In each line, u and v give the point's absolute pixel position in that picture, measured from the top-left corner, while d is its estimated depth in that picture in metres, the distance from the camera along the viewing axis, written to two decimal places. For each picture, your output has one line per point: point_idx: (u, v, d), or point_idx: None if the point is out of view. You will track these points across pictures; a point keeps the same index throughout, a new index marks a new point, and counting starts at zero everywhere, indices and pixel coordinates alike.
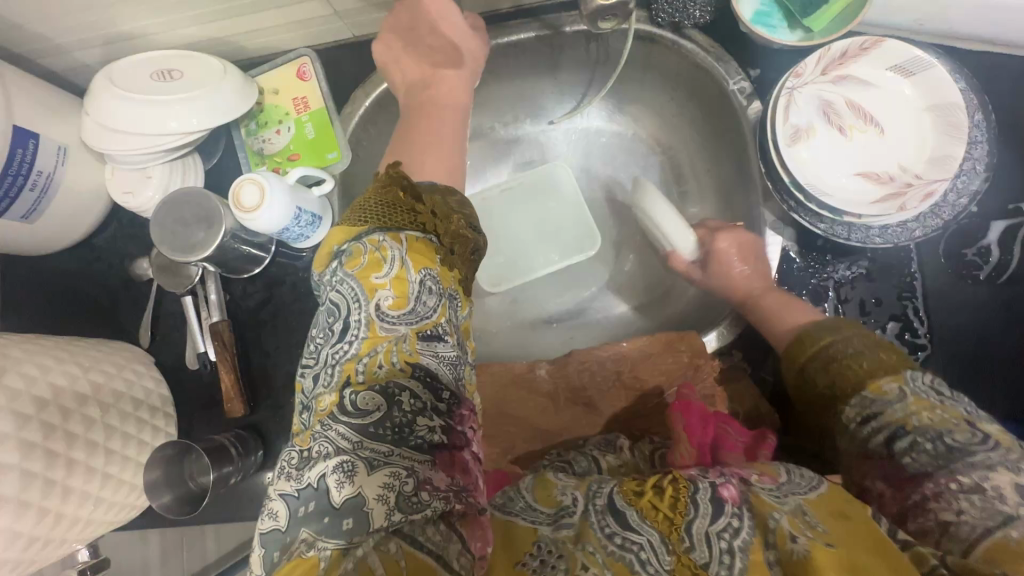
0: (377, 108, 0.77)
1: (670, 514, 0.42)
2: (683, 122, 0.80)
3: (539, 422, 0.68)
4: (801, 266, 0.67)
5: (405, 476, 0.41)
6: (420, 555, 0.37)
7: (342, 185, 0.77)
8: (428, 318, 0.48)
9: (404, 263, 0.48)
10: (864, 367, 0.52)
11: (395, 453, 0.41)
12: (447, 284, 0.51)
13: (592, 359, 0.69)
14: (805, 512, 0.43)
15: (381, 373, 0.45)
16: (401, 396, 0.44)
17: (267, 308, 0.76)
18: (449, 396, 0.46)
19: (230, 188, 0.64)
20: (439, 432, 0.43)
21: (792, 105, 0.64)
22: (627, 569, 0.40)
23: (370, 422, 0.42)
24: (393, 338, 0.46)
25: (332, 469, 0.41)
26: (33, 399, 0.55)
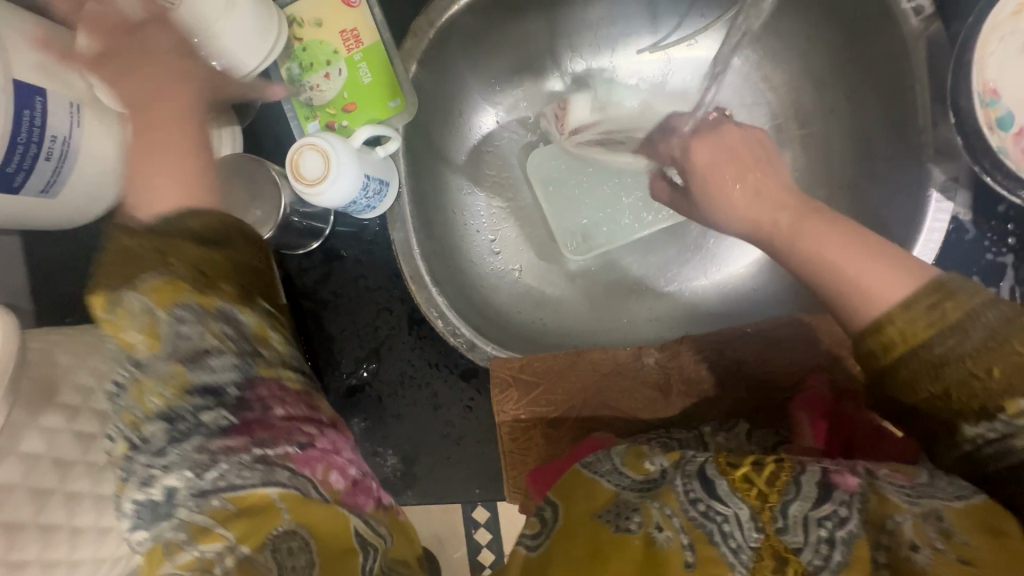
0: (444, 38, 0.64)
1: (764, 492, 0.40)
2: (811, 46, 0.65)
3: (644, 416, 0.61)
4: (974, 237, 0.56)
5: (208, 461, 0.39)
6: (255, 490, 0.40)
7: (407, 137, 0.66)
8: (195, 344, 0.42)
9: (144, 301, 0.42)
10: (1001, 378, 0.39)
11: (177, 442, 0.40)
12: (212, 304, 0.43)
13: (709, 346, 0.61)
14: (944, 518, 0.37)
15: (154, 405, 0.40)
16: (192, 418, 0.40)
17: (328, 286, 0.67)
18: (239, 382, 0.43)
19: (288, 156, 0.53)
20: (227, 411, 0.41)
21: (980, 64, 0.53)
22: (706, 538, 0.40)
23: (159, 450, 0.40)
24: (156, 376, 0.41)
25: (136, 490, 0.39)
26: (94, 413, 0.49)
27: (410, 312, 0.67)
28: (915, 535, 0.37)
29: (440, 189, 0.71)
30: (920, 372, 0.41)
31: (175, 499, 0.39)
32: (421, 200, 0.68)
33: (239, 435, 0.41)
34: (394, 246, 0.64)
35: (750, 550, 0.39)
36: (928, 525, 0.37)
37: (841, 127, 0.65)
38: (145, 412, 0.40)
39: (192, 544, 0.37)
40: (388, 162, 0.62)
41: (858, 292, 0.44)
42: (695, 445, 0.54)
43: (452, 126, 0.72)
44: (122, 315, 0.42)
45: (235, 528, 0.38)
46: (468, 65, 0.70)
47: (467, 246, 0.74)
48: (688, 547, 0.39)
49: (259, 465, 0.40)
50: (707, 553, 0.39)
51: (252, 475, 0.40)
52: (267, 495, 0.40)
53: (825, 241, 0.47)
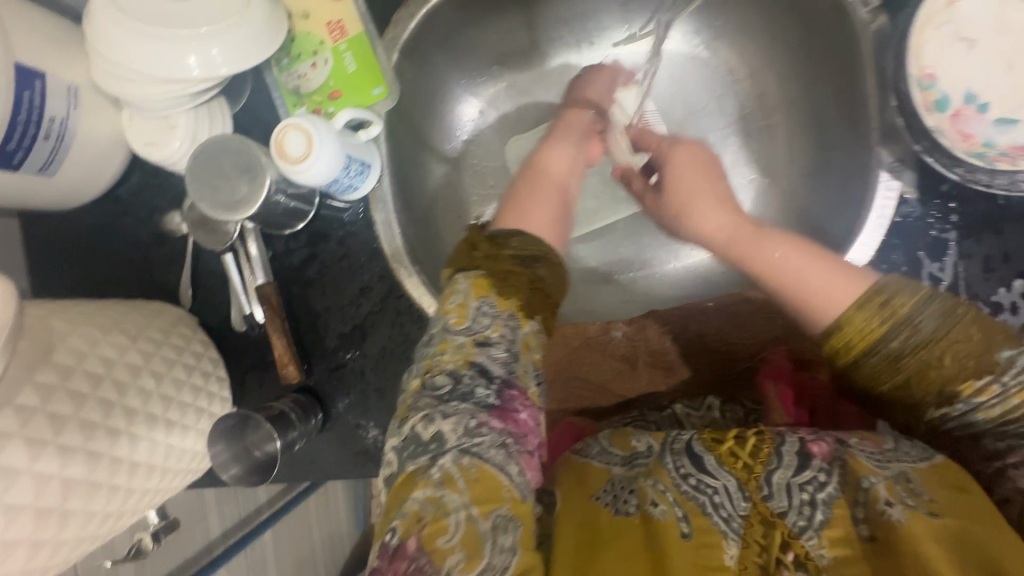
0: (424, 31, 0.68)
1: (750, 464, 0.44)
2: (772, 41, 0.69)
3: (612, 387, 0.64)
4: (918, 214, 0.58)
5: (469, 425, 0.43)
6: (491, 470, 0.42)
7: (389, 124, 0.69)
8: (485, 331, 0.48)
9: (467, 295, 0.49)
10: (956, 360, 0.45)
11: (456, 408, 0.44)
12: (506, 306, 0.49)
13: (676, 320, 0.64)
14: (910, 479, 0.41)
15: (448, 363, 0.46)
16: (472, 390, 0.45)
17: (312, 266, 0.70)
18: (507, 374, 0.47)
19: (272, 137, 0.57)
20: (494, 397, 0.45)
21: (917, 49, 0.57)
22: (699, 510, 0.43)
23: (442, 400, 0.45)
24: (455, 344, 0.47)
25: (417, 420, 0.44)
26: (86, 375, 0.52)
27: (389, 291, 0.70)
28: (888, 493, 0.41)
29: (423, 176, 0.75)
30: (881, 364, 0.47)
31: (443, 443, 0.43)
32: (405, 187, 0.71)
33: (501, 420, 0.45)
34: (376, 227, 0.68)
35: (739, 518, 0.43)
36: (898, 486, 0.41)
37: (802, 117, 0.69)
38: (436, 368, 0.47)
39: (443, 489, 0.41)
40: (370, 146, 0.66)
41: (806, 290, 0.52)
42: (670, 424, 0.57)
43: (434, 116, 0.76)
44: (454, 303, 0.49)
45: (471, 489, 0.41)
46: (449, 56, 0.73)
47: (449, 230, 0.77)
48: (683, 518, 0.42)
49: (496, 343, 0.47)
50: (700, 524, 0.42)
51: (488, 318, 0.48)
52: (498, 480, 0.42)
53: (781, 259, 0.55)
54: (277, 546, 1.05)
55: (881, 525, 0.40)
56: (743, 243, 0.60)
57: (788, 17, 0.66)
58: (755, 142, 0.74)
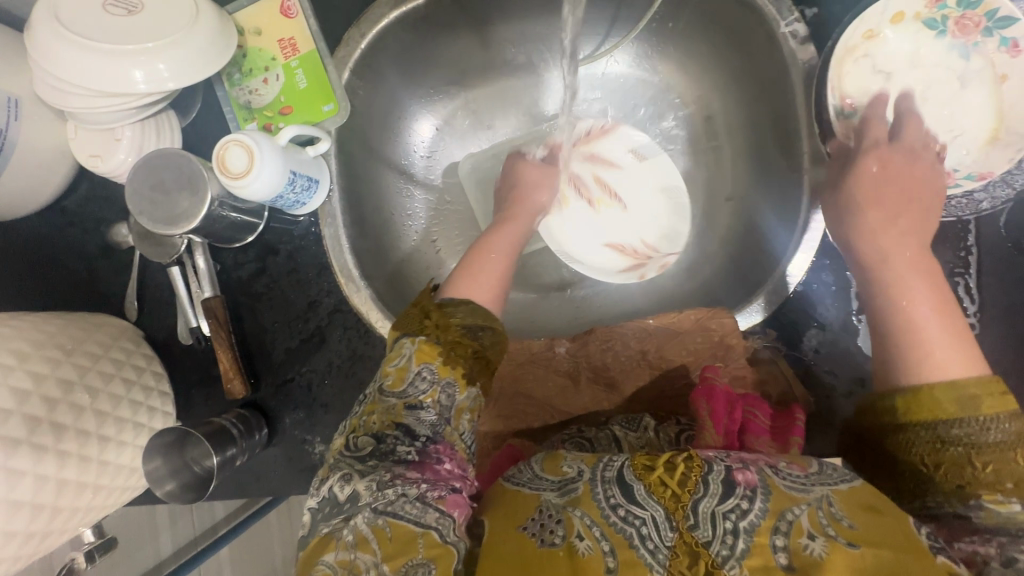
0: (376, 50, 0.69)
1: (677, 493, 0.44)
2: (715, 68, 0.72)
3: (556, 402, 0.66)
4: None
5: (387, 479, 0.46)
6: (404, 524, 0.44)
7: (341, 141, 0.70)
8: (421, 396, 0.51)
9: (410, 358, 0.51)
10: (994, 470, 0.43)
11: (377, 465, 0.48)
12: (446, 373, 0.52)
13: (616, 336, 0.65)
14: (831, 504, 0.44)
15: (373, 425, 0.50)
16: (395, 447, 0.49)
17: (261, 280, 0.70)
18: (431, 432, 0.50)
19: (214, 152, 0.57)
20: (415, 452, 0.49)
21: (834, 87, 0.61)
22: (627, 542, 0.43)
23: (362, 460, 0.48)
24: (386, 407, 0.51)
25: (335, 480, 0.47)
26: (11, 390, 0.51)
27: (338, 305, 0.70)
28: (811, 525, 0.42)
29: (377, 192, 0.76)
30: (924, 441, 0.45)
31: (357, 503, 0.45)
32: (357, 204, 0.71)
33: (418, 471, 0.48)
34: (325, 240, 0.68)
35: (666, 548, 0.43)
36: (820, 513, 0.43)
37: (743, 141, 0.72)
38: (365, 428, 0.50)
39: (354, 548, 0.43)
40: (318, 161, 0.66)
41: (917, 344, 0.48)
42: (606, 444, 0.58)
43: (391, 133, 0.77)
44: (392, 363, 0.52)
45: (383, 548, 0.43)
46: (402, 74, 0.74)
47: (404, 246, 0.78)
48: (609, 553, 0.43)
49: (427, 407, 0.51)
50: (627, 556, 0.43)
51: (424, 385, 0.51)
52: (410, 531, 0.44)
53: (924, 311, 0.49)
54: (233, 563, 1.03)
55: (802, 558, 0.41)
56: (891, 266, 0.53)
57: (728, 45, 0.68)
58: (700, 163, 0.77)
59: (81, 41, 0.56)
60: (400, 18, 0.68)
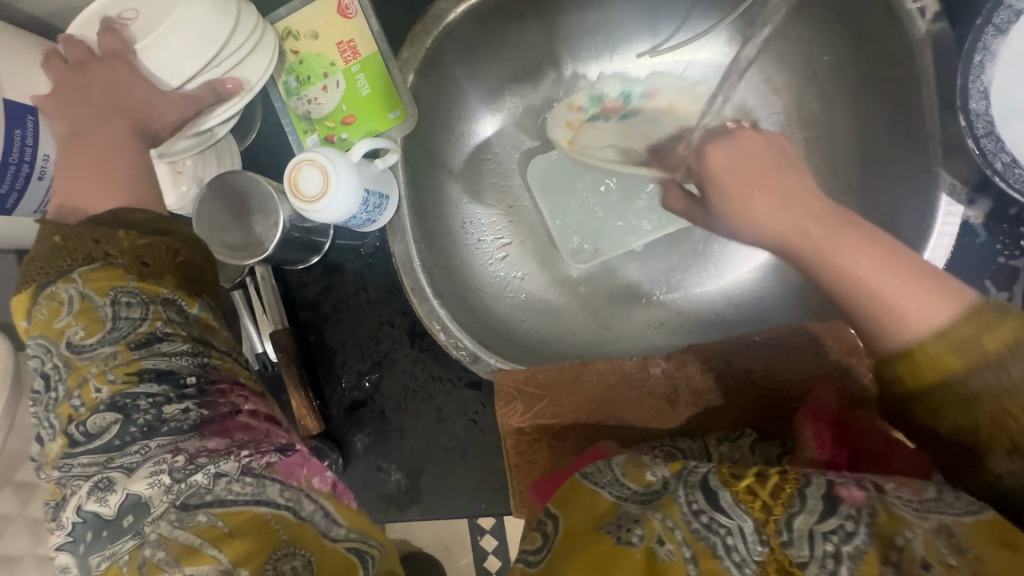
0: (441, 48, 0.63)
1: (768, 503, 0.37)
2: (811, 51, 0.65)
3: (652, 427, 0.60)
4: (985, 240, 0.54)
5: (184, 462, 0.37)
6: (241, 511, 0.36)
7: (406, 148, 0.65)
8: (138, 330, 0.42)
9: (84, 293, 0.42)
10: None
11: (141, 445, 0.38)
12: (156, 292, 0.45)
13: (716, 355, 0.60)
14: (955, 535, 0.34)
15: (103, 395, 0.39)
16: (141, 408, 0.39)
17: (328, 300, 0.67)
18: (197, 371, 0.43)
19: (286, 172, 0.52)
20: (196, 406, 0.41)
21: (998, 57, 0.50)
22: (710, 551, 0.36)
23: (107, 447, 0.38)
24: (98, 361, 0.40)
25: (83, 498, 0.36)
26: None
27: (410, 324, 0.66)
28: (927, 552, 0.33)
29: (441, 199, 0.71)
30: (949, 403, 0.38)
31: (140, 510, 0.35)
32: (422, 216, 0.67)
33: (214, 435, 0.40)
34: (396, 258, 0.63)
35: (755, 565, 0.35)
36: (938, 540, 0.34)
37: (847, 129, 0.65)
38: (96, 401, 0.39)
39: (177, 565, 0.33)
40: (387, 175, 0.61)
41: (885, 315, 0.42)
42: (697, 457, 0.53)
43: (452, 136, 0.72)
44: (41, 306, 0.42)
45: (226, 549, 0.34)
46: (466, 71, 0.69)
47: (466, 254, 0.72)
48: (690, 560, 0.36)
49: (163, 338, 0.43)
50: (710, 566, 0.35)
51: (132, 310, 0.43)
52: (259, 514, 0.37)
53: (871, 273, 0.43)
54: None
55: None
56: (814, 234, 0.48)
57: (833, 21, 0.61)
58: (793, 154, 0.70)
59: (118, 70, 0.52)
60: (467, 12, 0.62)
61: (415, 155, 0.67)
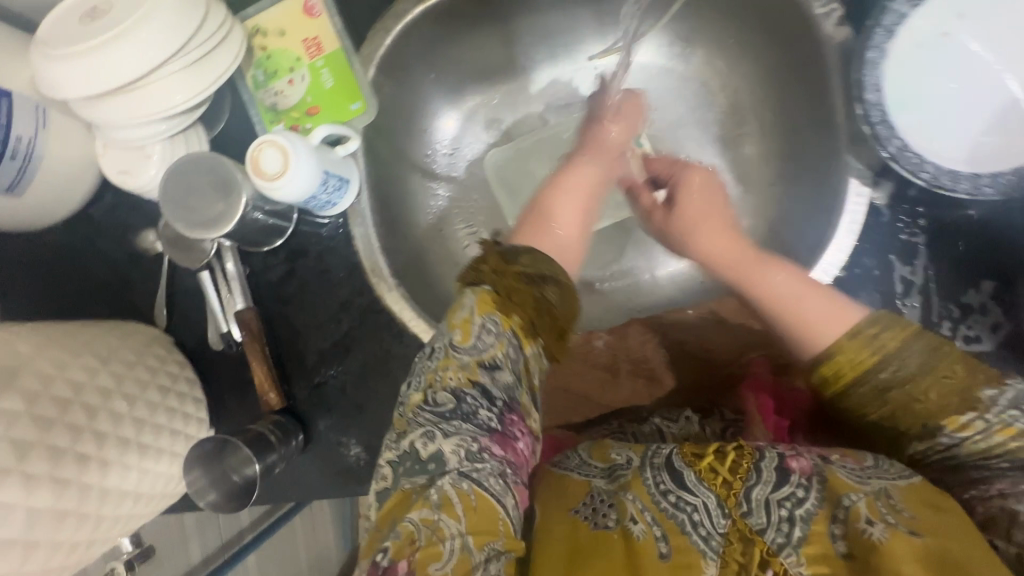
0: (401, 46, 0.68)
1: (728, 479, 0.42)
2: (742, 55, 0.71)
3: (595, 397, 0.64)
4: (891, 220, 0.60)
5: (456, 439, 0.44)
6: (486, 497, 0.41)
7: (368, 138, 0.69)
8: (485, 354, 0.46)
9: (471, 310, 0.47)
10: (938, 395, 0.44)
11: (453, 425, 0.44)
12: (509, 324, 0.48)
13: (658, 329, 0.65)
14: (890, 496, 0.40)
15: (449, 382, 0.45)
16: (472, 408, 0.45)
17: (291, 283, 0.70)
18: (505, 397, 0.46)
19: (248, 154, 0.56)
20: (494, 420, 0.45)
21: (889, 50, 0.55)
22: (677, 527, 0.42)
23: (441, 416, 0.45)
24: (455, 365, 0.46)
25: (416, 436, 0.44)
26: (54, 400, 0.50)
27: (370, 305, 0.69)
28: (869, 510, 0.39)
29: (404, 190, 0.75)
30: (867, 396, 0.47)
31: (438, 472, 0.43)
32: (384, 203, 0.71)
33: (500, 447, 0.45)
34: (356, 240, 0.67)
35: (718, 535, 0.41)
36: (879, 503, 0.40)
37: (775, 125, 0.71)
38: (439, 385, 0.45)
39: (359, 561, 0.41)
40: (348, 161, 0.65)
41: (808, 328, 0.51)
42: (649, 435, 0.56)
43: (414, 131, 0.77)
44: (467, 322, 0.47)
45: (467, 518, 0.40)
46: (426, 70, 0.73)
47: (427, 241, 0.76)
48: (660, 538, 0.41)
49: (500, 365, 0.47)
50: (679, 542, 0.41)
51: (489, 337, 0.47)
52: (497, 513, 0.41)
53: (776, 283, 0.57)
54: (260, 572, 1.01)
55: (862, 544, 0.38)
56: (741, 263, 0.61)
57: (757, 28, 0.67)
58: (730, 150, 0.76)
59: (74, 52, 0.54)
60: (425, 13, 0.67)
61: (380, 148, 0.72)
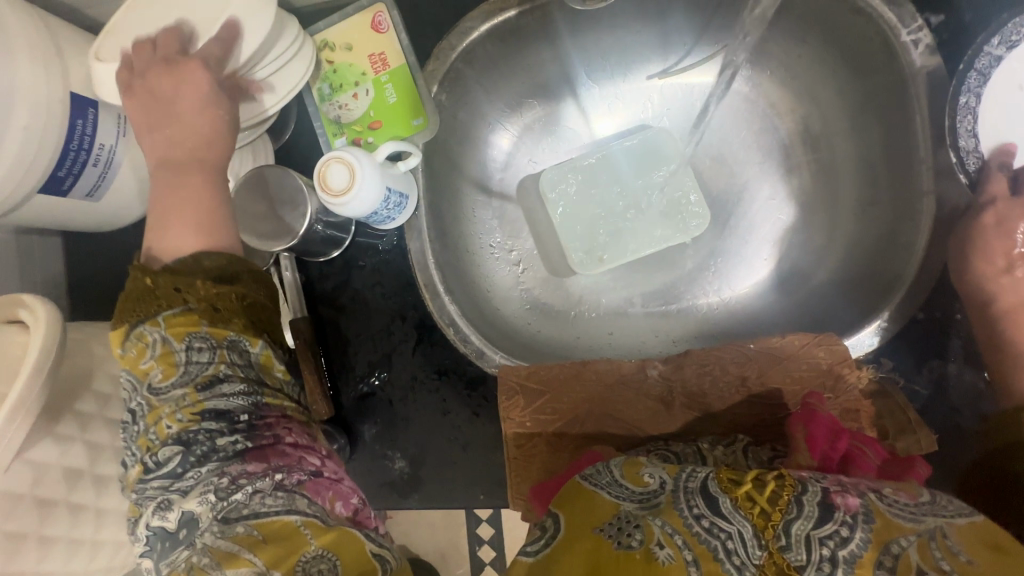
0: (464, 62, 0.68)
1: (768, 510, 0.40)
2: (816, 77, 0.68)
3: (646, 426, 0.62)
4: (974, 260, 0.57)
5: (223, 479, 0.42)
6: (276, 519, 0.42)
7: (427, 155, 0.70)
8: (206, 372, 0.45)
9: (166, 340, 0.45)
10: None
11: (197, 466, 0.43)
12: (224, 335, 0.47)
13: (713, 361, 0.63)
14: (946, 536, 0.38)
15: (173, 430, 0.43)
16: (200, 442, 0.43)
17: (345, 293, 0.71)
18: (250, 409, 0.46)
19: (316, 168, 0.57)
20: (241, 436, 0.45)
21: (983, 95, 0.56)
22: (710, 553, 0.39)
23: (171, 471, 0.43)
24: (169, 403, 0.44)
25: (151, 514, 0.42)
26: (124, 402, 0.51)
27: (420, 319, 0.70)
28: (921, 558, 0.36)
29: (457, 203, 0.75)
30: None
31: (199, 526, 0.41)
32: (438, 218, 0.71)
33: (259, 460, 0.44)
34: (411, 256, 0.67)
35: (753, 566, 0.38)
36: (932, 544, 0.37)
37: (845, 152, 0.68)
38: (161, 437, 0.43)
39: (219, 569, 0.38)
40: (408, 176, 0.66)
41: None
42: (693, 457, 0.54)
43: (469, 144, 0.76)
44: (138, 348, 0.45)
45: (264, 554, 0.40)
46: (486, 85, 0.73)
47: (477, 257, 0.76)
48: (691, 562, 0.39)
49: (224, 379, 0.46)
50: (710, 568, 0.38)
51: (203, 355, 0.46)
52: (290, 522, 0.42)
53: None
54: None
55: None
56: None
57: (834, 51, 0.65)
58: (795, 176, 0.73)
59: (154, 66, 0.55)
60: (491, 30, 0.67)
61: (439, 165, 0.72)
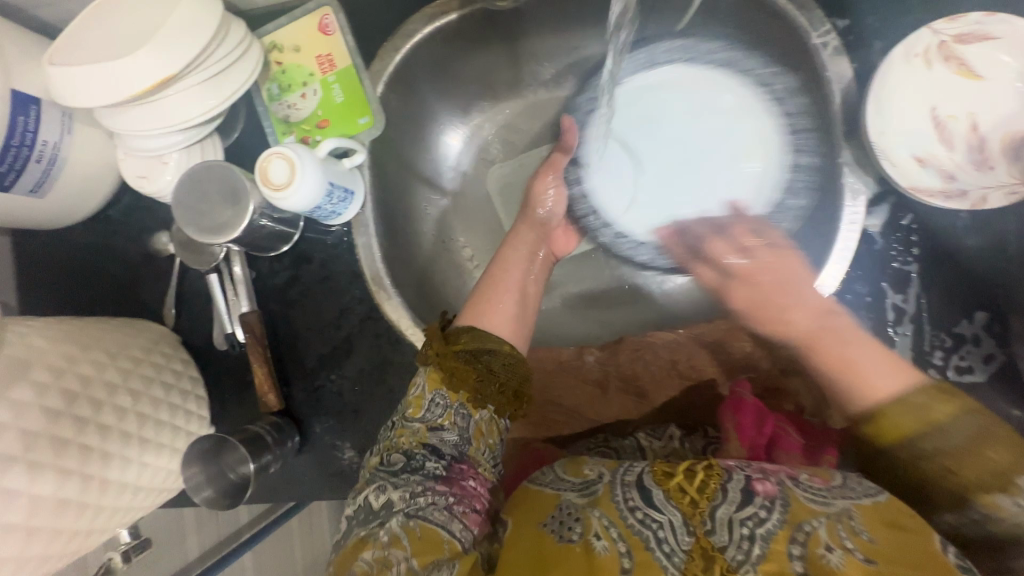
0: (410, 64, 0.70)
1: (695, 499, 0.44)
2: (744, 79, 0.72)
3: (586, 410, 0.69)
4: (882, 247, 0.62)
5: (416, 489, 0.52)
6: (433, 527, 0.50)
7: (376, 153, 0.72)
8: (437, 420, 0.57)
9: (423, 388, 0.58)
10: None
11: (407, 478, 0.53)
12: (457, 397, 0.57)
13: (647, 347, 0.68)
14: (852, 518, 0.42)
15: (402, 446, 0.56)
16: (422, 462, 0.54)
17: (295, 288, 0.72)
18: (456, 452, 0.56)
19: (258, 163, 0.59)
20: (441, 468, 0.54)
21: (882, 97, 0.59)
22: (642, 544, 0.43)
23: (395, 474, 0.54)
24: (410, 423, 0.57)
25: (368, 493, 0.53)
26: (62, 391, 0.52)
27: (369, 313, 0.71)
28: (828, 537, 0.41)
29: (408, 200, 0.77)
30: None
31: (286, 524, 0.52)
32: (388, 215, 0.73)
33: (445, 485, 0.54)
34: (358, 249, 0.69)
35: (682, 553, 0.42)
36: (839, 527, 0.42)
37: None
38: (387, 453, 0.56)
39: (365, 558, 0.48)
40: (354, 173, 0.68)
41: None
42: (630, 453, 0.61)
43: (420, 144, 0.79)
44: (416, 396, 0.58)
45: (412, 545, 0.49)
46: (433, 86, 0.76)
47: (429, 253, 0.78)
48: (625, 554, 0.43)
49: (446, 429, 0.56)
50: (642, 557, 0.43)
51: (439, 409, 0.56)
52: (439, 534, 0.50)
53: None
54: None
55: (817, 567, 0.40)
56: None
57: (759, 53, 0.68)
58: None
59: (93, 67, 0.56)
60: (434, 33, 0.69)
61: (394, 167, 0.75)
